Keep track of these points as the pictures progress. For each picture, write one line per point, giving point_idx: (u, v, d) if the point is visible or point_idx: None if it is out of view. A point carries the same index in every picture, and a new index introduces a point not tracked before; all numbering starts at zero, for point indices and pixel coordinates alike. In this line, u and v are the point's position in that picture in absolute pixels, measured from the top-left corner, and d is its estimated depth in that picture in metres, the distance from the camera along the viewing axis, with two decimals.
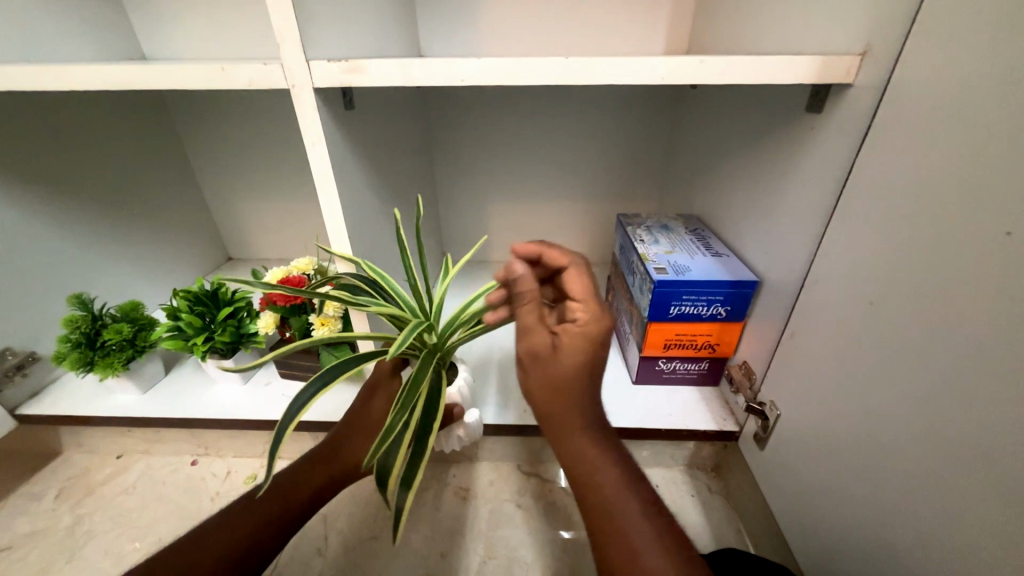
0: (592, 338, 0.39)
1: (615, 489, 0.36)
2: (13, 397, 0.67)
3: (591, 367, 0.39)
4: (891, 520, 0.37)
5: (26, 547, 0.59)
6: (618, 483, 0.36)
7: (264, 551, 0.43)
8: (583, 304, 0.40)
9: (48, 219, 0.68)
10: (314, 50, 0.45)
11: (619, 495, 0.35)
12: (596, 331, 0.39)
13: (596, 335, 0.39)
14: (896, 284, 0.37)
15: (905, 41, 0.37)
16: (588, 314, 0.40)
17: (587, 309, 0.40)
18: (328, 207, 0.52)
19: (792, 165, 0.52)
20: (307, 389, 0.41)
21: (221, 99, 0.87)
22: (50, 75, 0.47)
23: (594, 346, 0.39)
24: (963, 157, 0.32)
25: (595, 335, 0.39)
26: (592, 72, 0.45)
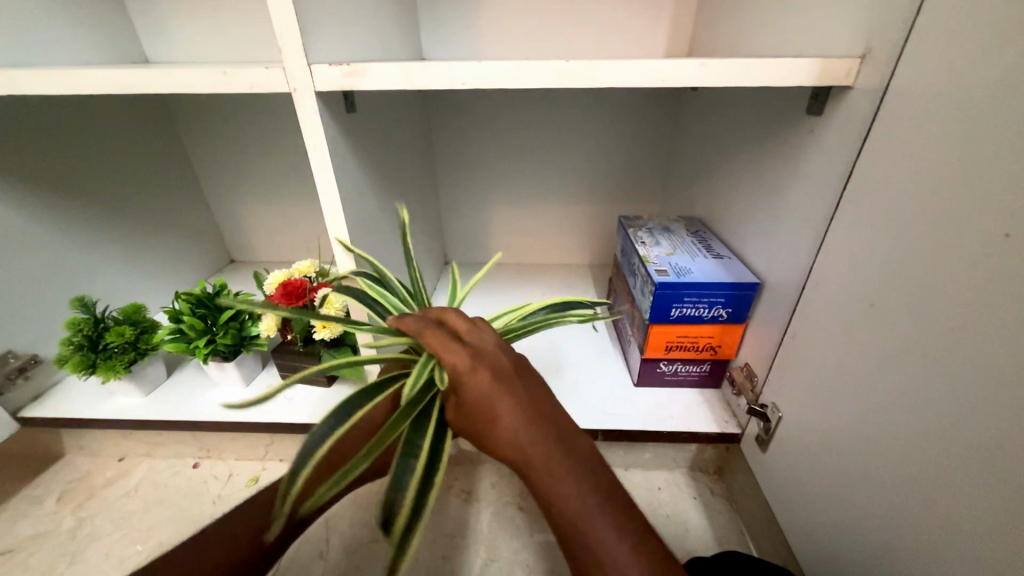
0: (467, 377, 0.35)
1: (575, 521, 0.31)
2: (16, 399, 0.67)
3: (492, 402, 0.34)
4: (893, 522, 0.37)
5: (27, 550, 0.59)
6: (583, 509, 0.31)
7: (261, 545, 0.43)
8: (441, 349, 0.37)
9: (51, 221, 0.69)
10: (315, 54, 0.45)
11: (583, 528, 0.31)
12: (464, 369, 0.35)
13: (469, 373, 0.35)
14: (896, 285, 0.37)
15: (903, 44, 0.37)
16: (450, 358, 0.36)
17: (449, 349, 0.36)
18: (329, 209, 0.52)
19: (793, 167, 0.52)
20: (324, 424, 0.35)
21: (223, 102, 0.87)
22: (54, 80, 0.48)
23: (476, 380, 0.35)
24: (962, 157, 0.32)
25: (471, 370, 0.35)
26: (592, 75, 0.45)
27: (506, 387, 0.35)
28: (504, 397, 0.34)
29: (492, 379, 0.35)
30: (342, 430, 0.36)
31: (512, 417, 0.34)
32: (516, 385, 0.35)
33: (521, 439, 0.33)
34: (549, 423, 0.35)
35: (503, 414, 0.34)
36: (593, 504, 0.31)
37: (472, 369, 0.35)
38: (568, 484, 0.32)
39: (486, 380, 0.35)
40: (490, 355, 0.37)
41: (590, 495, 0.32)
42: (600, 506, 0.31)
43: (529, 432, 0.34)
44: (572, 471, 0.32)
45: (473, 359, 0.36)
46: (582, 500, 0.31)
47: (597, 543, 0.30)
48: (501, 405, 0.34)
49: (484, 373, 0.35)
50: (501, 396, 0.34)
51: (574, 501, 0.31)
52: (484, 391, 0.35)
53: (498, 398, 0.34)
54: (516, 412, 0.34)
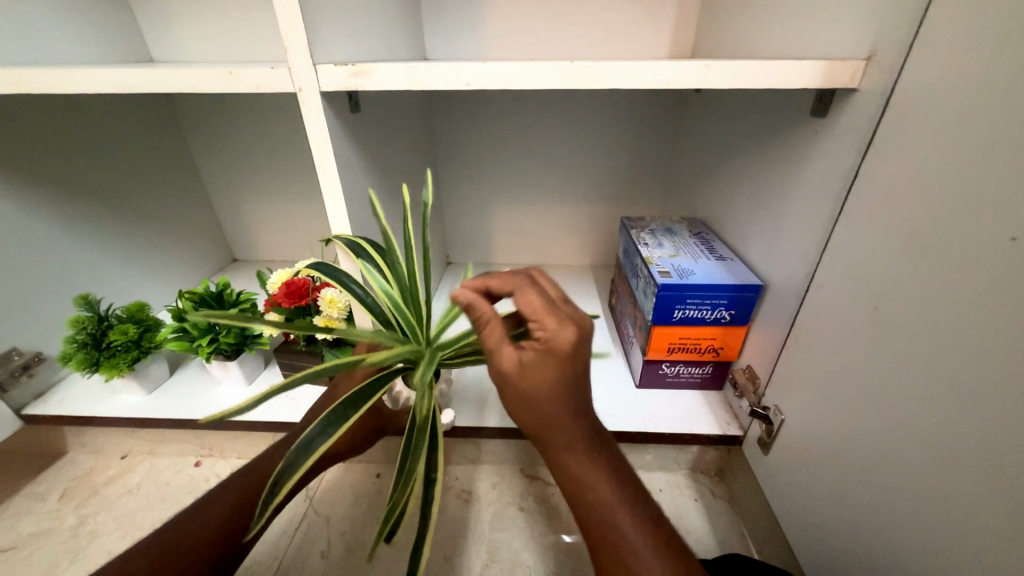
0: (561, 350, 0.35)
1: (608, 509, 0.33)
2: (19, 397, 0.68)
3: (568, 382, 0.35)
4: (897, 527, 0.37)
5: (30, 547, 0.59)
6: (616, 501, 0.33)
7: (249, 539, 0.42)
8: (547, 314, 0.36)
9: (55, 220, 0.69)
10: (320, 54, 0.45)
11: (613, 519, 0.33)
12: (563, 342, 0.35)
13: (565, 347, 0.35)
14: (900, 288, 0.37)
15: (909, 46, 0.37)
16: (558, 321, 0.36)
17: (555, 312, 0.36)
18: (333, 209, 0.52)
19: (797, 169, 0.52)
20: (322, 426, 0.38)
21: (227, 102, 0.87)
22: (60, 79, 0.48)
23: (566, 355, 0.35)
24: (968, 160, 0.32)
25: (568, 345, 0.35)
26: (597, 77, 0.45)
27: (584, 374, 0.36)
28: (578, 383, 0.36)
29: (577, 361, 0.35)
30: (338, 433, 0.38)
31: (577, 403, 0.35)
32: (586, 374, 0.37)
33: (577, 425, 0.35)
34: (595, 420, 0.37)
35: (571, 398, 0.35)
36: (623, 499, 0.34)
37: (571, 344, 0.35)
38: (606, 479, 0.34)
39: (574, 359, 0.35)
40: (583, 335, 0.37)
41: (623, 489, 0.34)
42: (629, 503, 0.34)
43: (582, 421, 0.35)
44: (611, 468, 0.35)
45: (575, 334, 0.35)
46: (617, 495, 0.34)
47: (625, 536, 0.32)
48: (573, 388, 0.35)
49: (580, 347, 0.36)
50: (575, 380, 0.35)
51: (612, 493, 0.34)
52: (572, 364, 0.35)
53: (574, 381, 0.35)
54: (580, 401, 0.36)
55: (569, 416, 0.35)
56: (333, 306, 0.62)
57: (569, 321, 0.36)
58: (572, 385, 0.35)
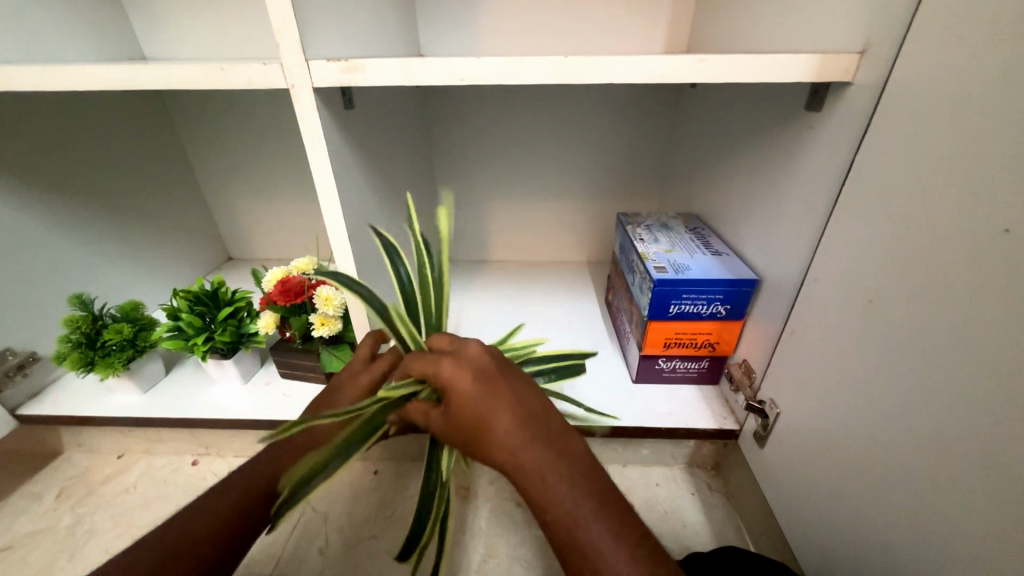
0: (453, 384, 0.35)
1: (572, 527, 0.30)
2: (13, 397, 0.67)
3: (480, 407, 0.33)
4: (892, 517, 0.37)
5: (26, 547, 0.59)
6: (579, 515, 0.30)
7: (243, 537, 0.42)
8: (428, 362, 0.37)
9: (47, 218, 0.68)
10: (313, 49, 0.45)
11: (579, 534, 0.30)
12: (449, 378, 0.35)
13: (454, 381, 0.35)
14: (894, 280, 0.37)
15: (903, 39, 0.37)
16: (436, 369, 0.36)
17: (431, 363, 0.37)
18: (327, 206, 0.52)
19: (791, 164, 0.52)
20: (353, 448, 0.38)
21: (221, 99, 0.87)
22: (49, 76, 0.47)
23: (460, 388, 0.34)
24: (962, 152, 0.32)
25: (455, 379, 0.35)
26: (591, 71, 0.45)
27: (496, 389, 0.34)
28: (496, 399, 0.33)
29: (477, 383, 0.34)
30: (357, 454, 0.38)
31: (508, 419, 0.33)
32: (506, 384, 0.34)
33: (514, 443, 0.32)
34: (542, 423, 0.33)
35: (498, 417, 0.33)
36: (588, 506, 0.31)
37: (456, 375, 0.35)
38: (563, 489, 0.31)
39: (470, 385, 0.34)
40: (473, 359, 0.36)
41: (588, 499, 0.31)
42: (595, 509, 0.31)
43: (519, 436, 0.32)
44: (564, 474, 0.31)
45: (456, 365, 0.35)
46: (578, 503, 0.31)
47: (595, 550, 0.30)
48: (491, 407, 0.33)
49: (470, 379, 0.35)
50: (489, 398, 0.33)
51: (572, 505, 0.31)
52: (470, 396, 0.34)
53: (485, 403, 0.33)
54: (511, 414, 0.33)
55: (503, 437, 0.33)
56: (329, 303, 0.62)
57: (446, 359, 0.36)
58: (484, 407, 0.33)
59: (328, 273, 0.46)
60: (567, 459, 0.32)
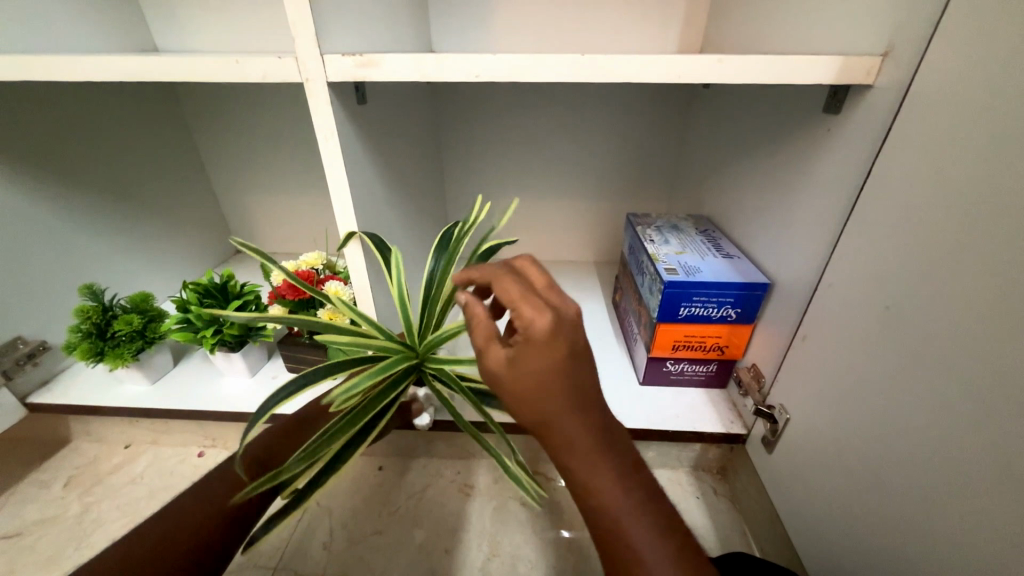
0: (547, 349, 0.30)
1: (613, 516, 0.30)
2: (24, 386, 0.68)
3: (567, 378, 0.30)
4: (901, 528, 0.37)
5: (34, 534, 0.60)
6: (622, 507, 0.30)
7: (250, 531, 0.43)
8: (523, 306, 0.31)
9: (58, 210, 0.69)
10: (328, 44, 0.45)
11: (616, 526, 0.30)
12: (549, 336, 0.30)
13: (551, 345, 0.30)
14: (911, 288, 0.37)
15: (927, 44, 0.36)
16: (535, 321, 0.30)
17: (528, 307, 0.31)
18: (339, 200, 0.51)
19: (807, 167, 0.51)
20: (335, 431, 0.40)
21: (232, 92, 0.87)
22: (63, 66, 0.47)
23: (555, 352, 0.30)
24: (983, 161, 0.31)
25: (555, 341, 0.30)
26: (607, 70, 0.45)
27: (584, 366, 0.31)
28: (581, 375, 0.31)
29: (571, 356, 0.31)
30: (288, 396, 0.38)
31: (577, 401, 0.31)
32: (588, 363, 0.32)
33: (580, 424, 0.31)
34: (601, 414, 0.32)
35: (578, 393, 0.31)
36: (635, 506, 0.30)
37: (555, 340, 0.30)
38: (613, 479, 0.30)
39: (565, 353, 0.30)
40: (572, 325, 0.31)
41: (631, 495, 0.31)
42: (639, 506, 0.30)
43: (585, 419, 0.31)
44: (616, 468, 0.31)
45: (559, 323, 0.31)
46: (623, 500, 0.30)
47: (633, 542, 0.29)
48: (571, 386, 0.30)
49: (563, 345, 0.30)
50: (573, 376, 0.31)
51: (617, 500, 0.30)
52: (556, 365, 0.30)
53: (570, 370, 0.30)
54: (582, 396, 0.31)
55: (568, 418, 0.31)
56: (337, 298, 0.62)
57: (548, 312, 0.30)
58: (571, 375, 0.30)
59: (371, 235, 0.52)
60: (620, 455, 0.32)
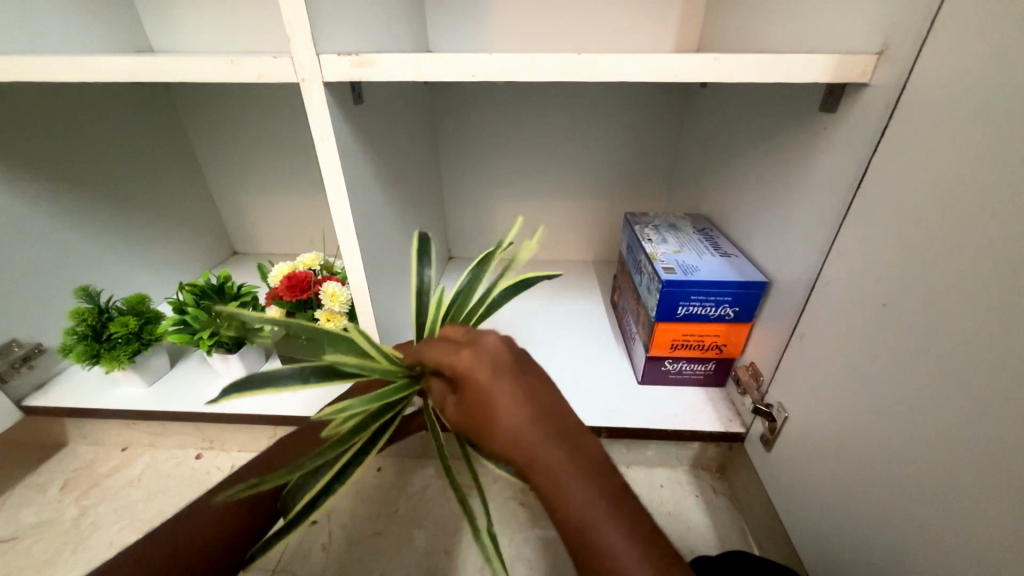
0: (471, 378, 0.33)
1: (585, 526, 0.29)
2: (20, 389, 0.67)
3: (503, 399, 0.33)
4: (898, 524, 0.37)
5: (31, 538, 0.59)
6: (593, 514, 0.29)
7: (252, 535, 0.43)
8: (439, 354, 0.35)
9: (53, 211, 0.68)
10: (323, 44, 0.45)
11: (592, 536, 0.29)
12: (466, 369, 0.34)
13: (470, 373, 0.33)
14: (908, 285, 0.37)
15: (922, 42, 0.37)
16: (452, 360, 0.34)
17: (445, 353, 0.35)
18: (336, 201, 0.51)
19: (803, 166, 0.51)
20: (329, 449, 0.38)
21: (228, 93, 0.87)
22: (57, 67, 0.47)
23: (478, 378, 0.33)
24: (979, 158, 0.31)
25: (472, 368, 0.34)
26: (602, 69, 0.45)
27: (512, 385, 0.33)
28: (516, 393, 0.33)
29: (497, 377, 0.33)
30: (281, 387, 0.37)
31: (523, 414, 0.32)
32: (523, 381, 0.34)
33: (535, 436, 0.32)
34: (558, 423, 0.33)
35: (512, 411, 0.32)
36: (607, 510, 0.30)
37: (473, 368, 0.34)
38: (579, 487, 0.30)
39: (490, 376, 0.33)
40: (491, 354, 0.35)
41: (603, 502, 0.30)
42: (611, 511, 0.30)
43: (529, 434, 0.32)
44: (582, 474, 0.31)
45: (472, 356, 0.34)
46: (593, 507, 0.30)
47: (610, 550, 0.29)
48: (504, 407, 0.32)
49: (484, 370, 0.33)
50: (509, 393, 0.33)
51: (586, 506, 0.30)
52: (485, 388, 0.33)
53: (502, 388, 0.33)
54: (526, 408, 0.33)
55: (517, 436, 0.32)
56: (335, 299, 0.62)
57: (463, 349, 0.35)
58: (505, 392, 0.33)
59: (420, 239, 0.45)
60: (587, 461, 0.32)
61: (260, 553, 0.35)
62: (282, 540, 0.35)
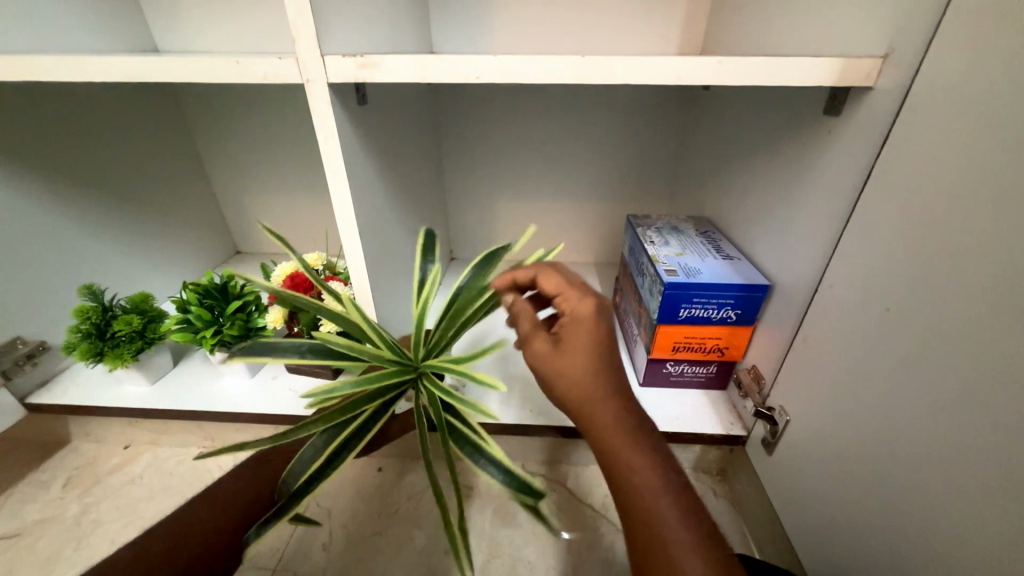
0: (591, 323, 0.39)
1: (643, 474, 0.34)
2: (23, 386, 0.68)
3: (608, 352, 0.38)
4: (900, 529, 0.37)
5: (34, 535, 0.59)
6: (651, 468, 0.34)
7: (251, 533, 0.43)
8: (574, 293, 0.42)
9: (58, 210, 0.69)
10: (328, 45, 0.45)
11: (646, 487, 0.33)
12: (591, 315, 0.40)
13: (593, 318, 0.39)
14: (911, 290, 0.37)
15: (927, 46, 0.36)
16: (579, 303, 0.40)
17: (577, 295, 0.41)
18: (340, 202, 0.51)
19: (807, 169, 0.51)
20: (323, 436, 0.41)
21: (232, 93, 0.87)
22: (64, 67, 0.47)
23: (599, 327, 0.39)
24: (984, 162, 0.31)
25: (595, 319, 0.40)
26: (606, 71, 0.45)
27: (613, 348, 0.39)
28: (615, 356, 0.39)
29: (608, 336, 0.39)
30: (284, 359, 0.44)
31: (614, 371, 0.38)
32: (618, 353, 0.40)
33: (619, 390, 0.37)
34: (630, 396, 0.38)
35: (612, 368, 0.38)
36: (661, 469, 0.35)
37: (594, 320, 0.39)
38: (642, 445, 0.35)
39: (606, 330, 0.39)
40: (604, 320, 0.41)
41: (659, 462, 0.35)
42: (663, 474, 0.35)
43: (616, 392, 0.37)
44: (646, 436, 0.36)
45: (599, 309, 0.40)
46: (652, 464, 0.34)
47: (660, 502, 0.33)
48: (603, 360, 0.38)
49: (604, 321, 0.40)
50: (612, 353, 0.39)
51: (648, 458, 0.35)
52: (602, 338, 0.39)
53: (611, 344, 0.39)
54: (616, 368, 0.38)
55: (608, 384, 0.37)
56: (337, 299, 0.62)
57: (590, 301, 0.41)
58: (611, 348, 0.39)
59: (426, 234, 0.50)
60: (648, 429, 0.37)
61: (257, 534, 0.38)
62: (279, 519, 0.38)
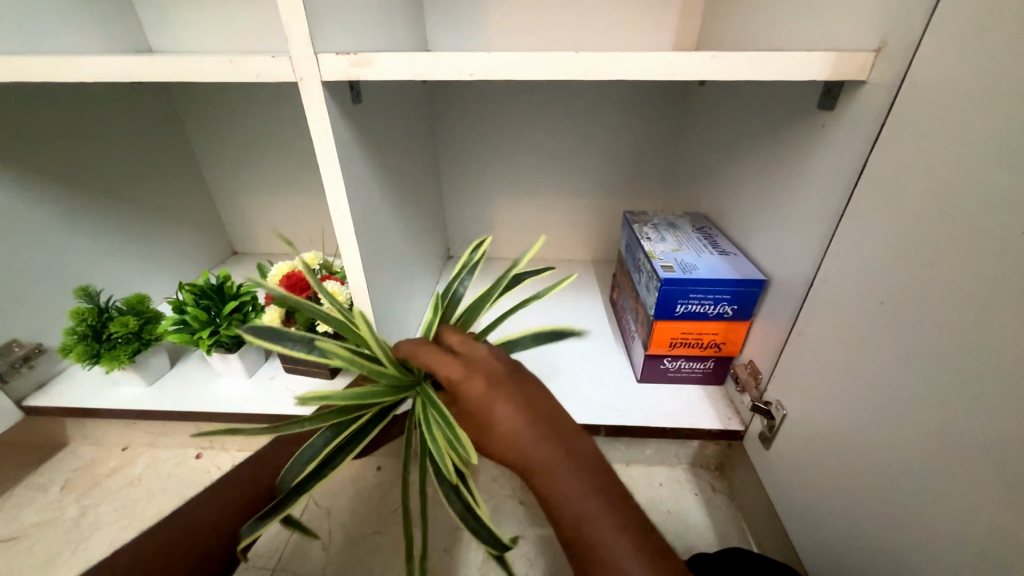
0: (464, 385, 0.36)
1: (577, 522, 0.30)
2: (21, 389, 0.67)
3: (495, 403, 0.35)
4: (896, 521, 0.37)
5: (33, 537, 0.59)
6: (584, 506, 0.31)
7: None
8: (437, 364, 0.38)
9: (53, 211, 0.68)
10: (321, 43, 0.45)
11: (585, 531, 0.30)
12: (460, 377, 0.37)
13: (463, 381, 0.36)
14: (906, 283, 0.37)
15: (921, 38, 0.36)
16: (446, 369, 0.37)
17: (441, 364, 0.38)
18: (335, 201, 0.51)
19: (801, 164, 0.52)
20: (320, 438, 0.42)
21: (227, 93, 0.87)
22: (56, 68, 0.47)
23: (471, 386, 0.36)
24: (977, 154, 0.32)
25: (467, 378, 0.36)
26: (600, 67, 0.45)
27: (502, 392, 0.35)
28: (509, 399, 0.35)
29: (489, 384, 0.36)
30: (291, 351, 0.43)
31: (512, 415, 0.34)
32: (515, 387, 0.36)
33: (527, 436, 0.33)
34: (550, 423, 0.34)
35: (504, 412, 0.34)
36: (597, 500, 0.31)
37: (466, 375, 0.36)
38: (568, 481, 0.31)
39: (483, 381, 0.36)
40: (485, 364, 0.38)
41: (596, 495, 0.31)
42: (604, 505, 0.31)
43: (527, 434, 0.33)
44: (573, 470, 0.32)
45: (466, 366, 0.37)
46: (584, 500, 0.31)
47: (603, 547, 0.29)
48: (491, 407, 0.35)
49: (476, 377, 0.36)
50: (500, 399, 0.35)
51: (577, 500, 0.31)
52: (479, 394, 0.35)
53: (494, 392, 0.35)
54: (514, 410, 0.34)
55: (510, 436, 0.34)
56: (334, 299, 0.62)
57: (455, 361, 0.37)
58: (494, 397, 0.35)
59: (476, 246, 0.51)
60: (580, 456, 0.33)
61: (251, 531, 0.38)
62: (272, 515, 0.38)
